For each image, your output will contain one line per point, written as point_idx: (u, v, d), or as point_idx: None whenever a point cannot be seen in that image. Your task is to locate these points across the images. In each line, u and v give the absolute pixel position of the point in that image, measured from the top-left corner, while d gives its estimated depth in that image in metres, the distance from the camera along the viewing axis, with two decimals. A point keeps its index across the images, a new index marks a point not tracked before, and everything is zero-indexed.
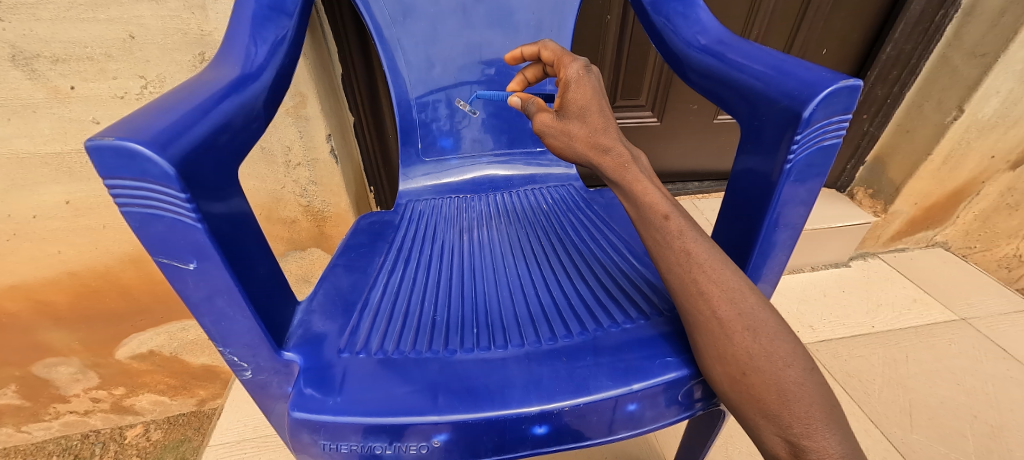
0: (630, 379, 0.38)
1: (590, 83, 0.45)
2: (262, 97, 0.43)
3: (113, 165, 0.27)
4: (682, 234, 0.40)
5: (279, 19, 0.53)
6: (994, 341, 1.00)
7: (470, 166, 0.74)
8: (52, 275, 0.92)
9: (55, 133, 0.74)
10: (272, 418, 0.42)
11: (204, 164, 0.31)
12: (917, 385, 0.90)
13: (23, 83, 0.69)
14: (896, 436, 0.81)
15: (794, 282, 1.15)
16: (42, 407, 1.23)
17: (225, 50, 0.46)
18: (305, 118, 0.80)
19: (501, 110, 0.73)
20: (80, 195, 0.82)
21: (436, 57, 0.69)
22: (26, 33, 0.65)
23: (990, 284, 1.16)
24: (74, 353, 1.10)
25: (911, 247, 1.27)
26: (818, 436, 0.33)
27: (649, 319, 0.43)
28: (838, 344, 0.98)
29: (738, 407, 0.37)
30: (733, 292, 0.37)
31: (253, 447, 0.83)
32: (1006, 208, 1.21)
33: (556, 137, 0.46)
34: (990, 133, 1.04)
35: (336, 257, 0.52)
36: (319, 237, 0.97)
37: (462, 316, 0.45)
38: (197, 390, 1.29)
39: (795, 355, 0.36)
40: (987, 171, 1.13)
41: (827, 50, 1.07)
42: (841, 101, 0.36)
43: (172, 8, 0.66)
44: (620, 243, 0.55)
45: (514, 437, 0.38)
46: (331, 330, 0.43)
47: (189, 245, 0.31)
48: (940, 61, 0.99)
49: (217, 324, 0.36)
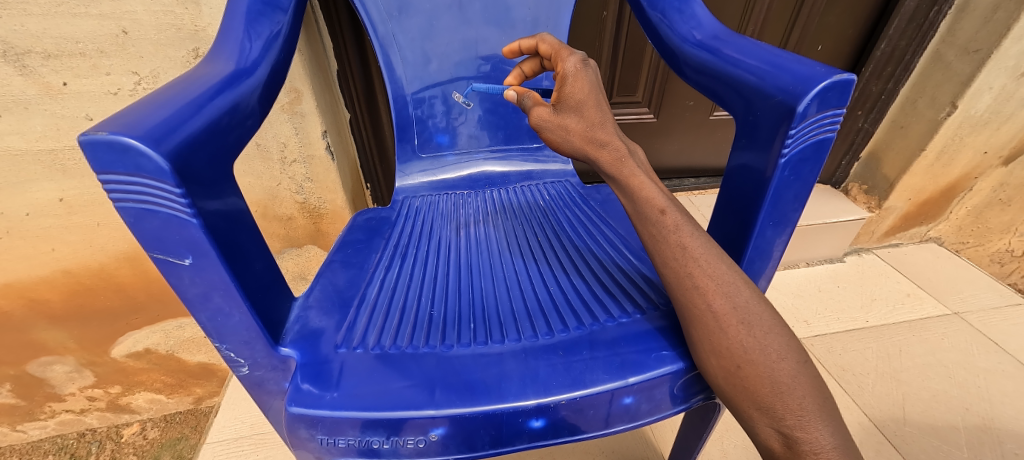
0: (625, 372, 0.38)
1: (588, 78, 0.45)
2: (257, 94, 0.43)
3: (107, 160, 0.27)
4: (678, 228, 0.40)
5: (274, 14, 0.53)
6: (986, 335, 1.01)
7: (466, 162, 0.74)
8: (46, 274, 0.91)
9: (47, 130, 0.74)
10: (269, 414, 0.42)
11: (198, 157, 0.31)
12: (909, 379, 0.91)
13: (15, 79, 0.68)
14: (889, 428, 0.82)
15: (789, 278, 1.16)
16: (37, 406, 1.23)
17: (219, 45, 0.45)
18: (300, 114, 0.79)
19: (497, 106, 0.73)
20: (73, 193, 0.81)
21: (432, 52, 0.69)
22: (16, 28, 0.64)
23: (983, 279, 1.17)
24: (69, 352, 1.09)
25: (906, 243, 1.28)
26: (810, 428, 0.34)
27: (645, 314, 0.44)
28: (832, 339, 0.99)
29: (731, 400, 0.37)
30: (728, 285, 0.38)
31: (251, 444, 0.83)
32: (998, 203, 1.22)
33: (553, 131, 0.46)
34: (983, 129, 1.05)
35: (333, 253, 0.52)
36: (315, 235, 0.97)
37: (459, 311, 0.46)
38: (194, 389, 1.29)
39: (789, 349, 0.36)
40: (981, 166, 1.14)
41: (823, 46, 1.08)
42: (835, 95, 0.37)
43: (164, 4, 0.66)
44: (616, 237, 0.55)
45: (511, 430, 0.38)
46: (328, 325, 0.43)
47: (184, 241, 0.31)
48: (933, 56, 1.00)
49: (213, 320, 0.36)
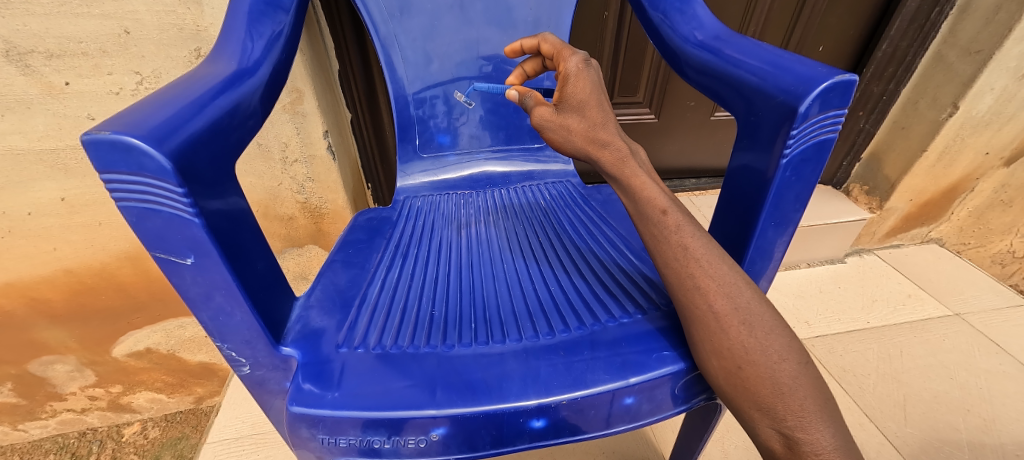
0: (626, 373, 0.38)
1: (590, 77, 0.45)
2: (259, 93, 0.43)
3: (109, 160, 0.27)
4: (679, 229, 0.40)
5: (275, 14, 0.53)
6: (987, 336, 1.01)
7: (467, 162, 0.74)
8: (47, 273, 0.92)
9: (49, 130, 0.74)
10: (270, 413, 0.42)
11: (201, 156, 0.31)
12: (911, 380, 0.91)
13: (17, 79, 0.68)
14: (890, 430, 0.82)
15: (790, 279, 1.16)
16: (39, 405, 1.23)
17: (222, 45, 0.45)
18: (301, 114, 0.80)
19: (498, 106, 0.73)
20: (75, 192, 0.81)
21: (433, 52, 0.69)
22: (19, 28, 0.64)
23: (984, 280, 1.17)
24: (70, 351, 1.10)
25: (907, 244, 1.28)
26: (811, 429, 0.34)
27: (646, 314, 0.44)
28: (833, 340, 0.99)
29: (732, 401, 0.37)
30: (729, 286, 0.38)
31: (252, 444, 0.83)
32: (1000, 205, 1.21)
33: (555, 131, 0.46)
34: (984, 130, 1.05)
35: (334, 253, 0.52)
36: (316, 235, 0.97)
37: (460, 311, 0.46)
38: (195, 388, 1.29)
39: (790, 349, 0.36)
40: (982, 167, 1.14)
41: (824, 47, 1.08)
42: (836, 96, 0.37)
43: (166, 4, 0.66)
44: (618, 238, 0.55)
45: (512, 430, 0.38)
46: (329, 325, 0.43)
47: (186, 241, 0.31)
48: (935, 57, 1.00)
49: (215, 320, 0.36)
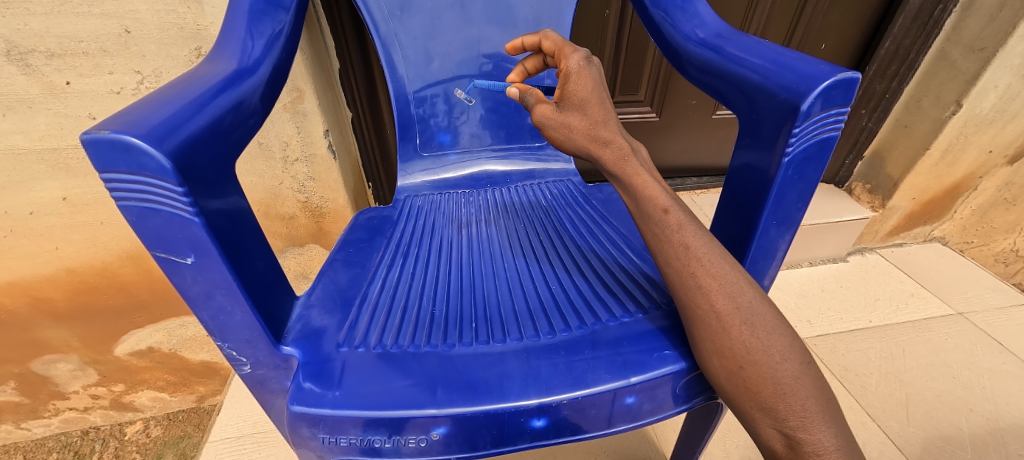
0: (627, 372, 0.38)
1: (591, 75, 0.46)
2: (259, 92, 0.43)
3: (109, 159, 0.27)
4: (681, 228, 0.40)
5: (275, 13, 0.53)
6: (990, 335, 1.00)
7: (468, 161, 0.74)
8: (50, 272, 0.92)
9: (51, 129, 0.74)
10: (272, 413, 0.42)
11: (200, 155, 0.31)
12: (913, 379, 0.91)
13: (18, 78, 0.68)
14: (892, 429, 0.81)
15: (792, 278, 1.15)
16: (42, 404, 1.23)
17: (222, 43, 0.45)
18: (302, 113, 0.79)
19: (499, 105, 0.73)
20: (77, 192, 0.82)
21: (434, 51, 0.69)
22: (20, 27, 0.64)
23: (988, 279, 1.16)
24: (73, 350, 1.10)
25: (910, 242, 1.27)
26: (813, 429, 0.34)
27: (647, 314, 0.43)
28: (835, 339, 0.99)
29: (734, 401, 0.37)
30: (731, 286, 0.38)
31: (253, 443, 0.83)
32: (1003, 203, 1.21)
33: (555, 129, 0.45)
34: (988, 128, 1.04)
35: (335, 252, 0.52)
36: (317, 234, 0.97)
37: (461, 310, 0.46)
38: (197, 387, 1.29)
39: (792, 349, 0.36)
40: (985, 165, 1.13)
41: (826, 44, 1.07)
42: (839, 94, 0.36)
43: (167, 3, 0.66)
44: (619, 237, 0.55)
45: (513, 430, 0.38)
46: (330, 324, 0.43)
47: (186, 240, 0.31)
48: (938, 55, 0.99)
49: (215, 319, 0.36)
